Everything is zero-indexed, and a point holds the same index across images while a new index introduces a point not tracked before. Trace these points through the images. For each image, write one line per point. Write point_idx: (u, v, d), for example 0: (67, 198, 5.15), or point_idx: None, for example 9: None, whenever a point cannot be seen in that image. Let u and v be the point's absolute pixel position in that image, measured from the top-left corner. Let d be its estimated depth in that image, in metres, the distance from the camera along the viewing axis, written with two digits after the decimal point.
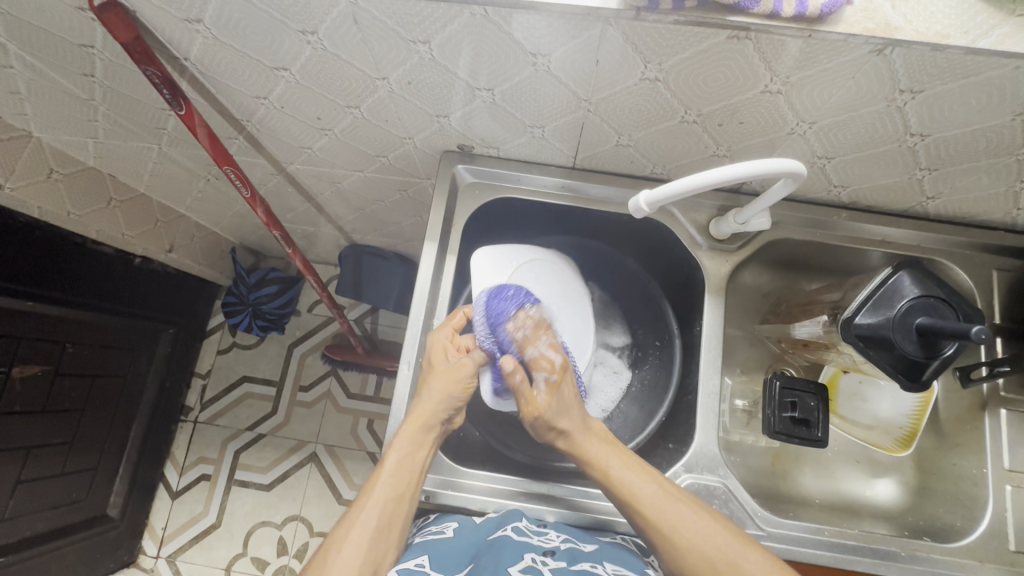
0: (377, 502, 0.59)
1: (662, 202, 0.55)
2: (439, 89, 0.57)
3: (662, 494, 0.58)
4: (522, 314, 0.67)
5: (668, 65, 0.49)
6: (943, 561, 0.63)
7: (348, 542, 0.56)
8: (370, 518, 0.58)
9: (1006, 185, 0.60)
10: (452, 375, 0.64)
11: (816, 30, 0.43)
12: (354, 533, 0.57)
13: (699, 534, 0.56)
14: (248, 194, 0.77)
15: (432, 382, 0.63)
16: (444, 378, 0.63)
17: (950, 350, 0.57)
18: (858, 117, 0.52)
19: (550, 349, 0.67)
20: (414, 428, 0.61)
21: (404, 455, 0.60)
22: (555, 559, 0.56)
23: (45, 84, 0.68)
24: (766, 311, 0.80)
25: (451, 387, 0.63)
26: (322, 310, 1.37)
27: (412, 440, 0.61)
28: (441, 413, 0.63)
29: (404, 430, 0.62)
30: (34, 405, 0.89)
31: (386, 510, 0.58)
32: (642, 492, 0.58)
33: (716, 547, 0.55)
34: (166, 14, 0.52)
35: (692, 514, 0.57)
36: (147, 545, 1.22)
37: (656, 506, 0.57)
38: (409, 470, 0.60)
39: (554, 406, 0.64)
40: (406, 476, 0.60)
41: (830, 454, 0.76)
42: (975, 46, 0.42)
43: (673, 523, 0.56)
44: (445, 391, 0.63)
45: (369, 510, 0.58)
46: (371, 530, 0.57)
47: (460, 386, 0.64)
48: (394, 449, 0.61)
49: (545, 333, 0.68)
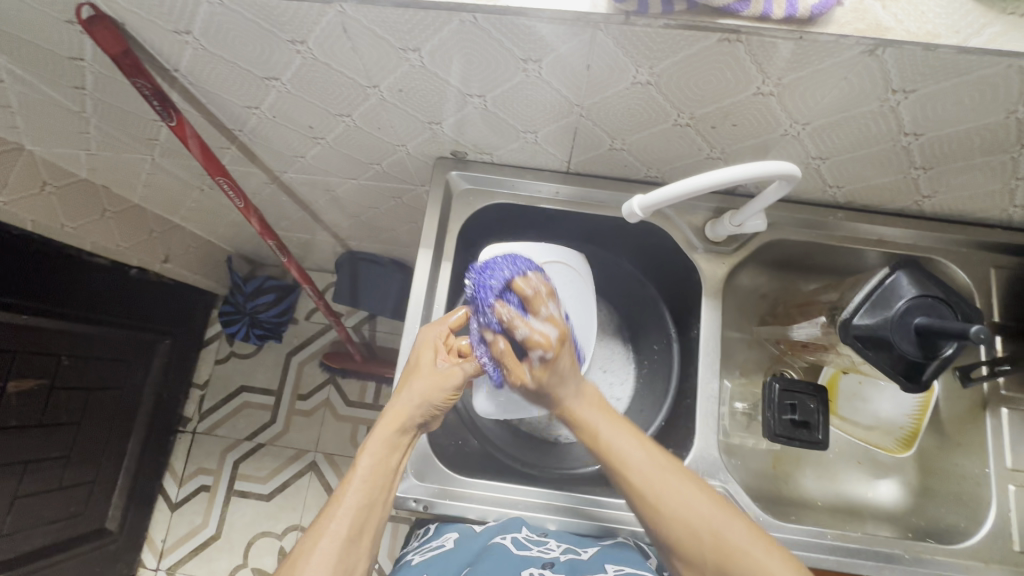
0: (348, 508, 0.56)
1: (655, 206, 0.55)
2: (430, 96, 0.57)
3: (650, 461, 0.57)
4: (519, 283, 0.59)
5: (659, 69, 0.49)
6: (948, 563, 0.63)
7: (317, 552, 0.53)
8: (341, 527, 0.54)
9: (1002, 183, 0.59)
10: (438, 376, 0.61)
11: (807, 32, 0.42)
12: (324, 542, 0.53)
13: (684, 504, 0.54)
14: (241, 204, 0.76)
15: (414, 384, 0.61)
16: (429, 379, 0.61)
17: (950, 349, 0.56)
18: (851, 117, 0.52)
19: (545, 321, 0.59)
20: (391, 429, 0.60)
21: (377, 459, 0.59)
22: (554, 572, 0.55)
23: (37, 98, 0.68)
24: (764, 313, 0.80)
25: (434, 390, 0.61)
26: (319, 317, 1.37)
27: (387, 443, 0.59)
28: (420, 417, 0.61)
29: (379, 432, 0.60)
30: (29, 420, 0.88)
31: (357, 517, 0.56)
32: (630, 457, 0.57)
33: (702, 516, 0.54)
34: (155, 26, 0.52)
35: (679, 485, 0.55)
36: (147, 558, 1.21)
37: (643, 473, 0.56)
38: (382, 475, 0.58)
39: (547, 382, 0.60)
40: (380, 481, 0.58)
41: (832, 456, 0.76)
42: (967, 45, 0.42)
43: (658, 492, 0.55)
44: (425, 394, 0.61)
45: (340, 518, 0.55)
46: (342, 538, 0.54)
47: (444, 393, 0.61)
48: (368, 453, 0.59)
49: (546, 301, 0.59)
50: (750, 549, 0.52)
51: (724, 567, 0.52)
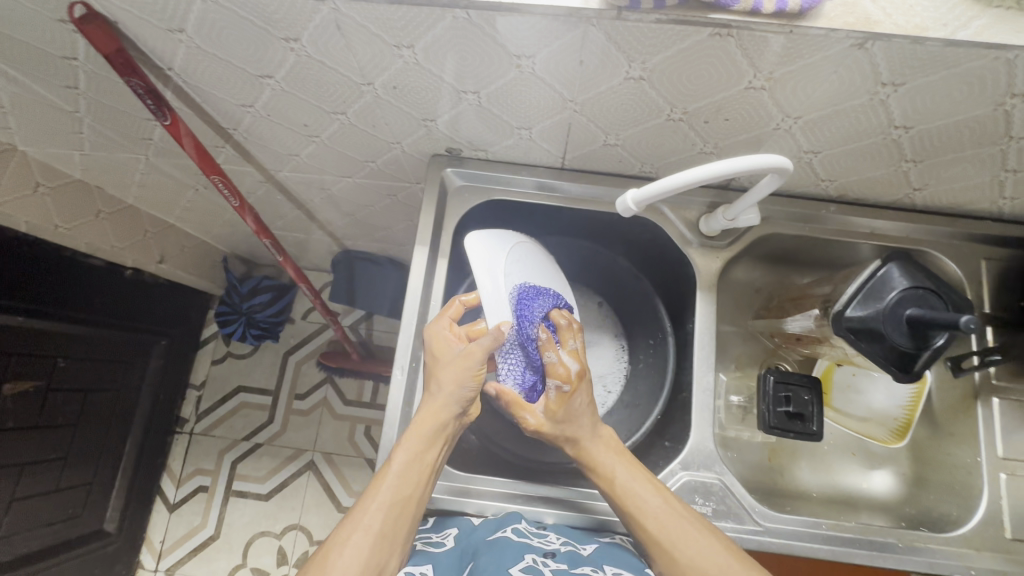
0: (382, 503, 0.55)
1: (649, 201, 0.55)
2: (424, 94, 0.57)
3: (666, 507, 0.58)
4: (555, 314, 0.67)
5: (651, 64, 0.49)
6: (942, 551, 0.63)
7: (349, 546, 0.53)
8: (373, 522, 0.54)
9: (991, 175, 0.60)
10: (461, 367, 0.61)
11: (797, 25, 0.43)
12: (356, 537, 0.53)
13: (701, 553, 0.55)
14: (237, 203, 0.76)
15: (441, 374, 0.61)
16: (454, 368, 0.61)
17: (940, 340, 0.57)
18: (842, 111, 0.53)
19: (570, 355, 0.65)
20: (427, 426, 0.60)
21: (413, 454, 0.58)
22: (555, 562, 0.55)
23: (28, 97, 0.68)
24: (758, 307, 0.81)
25: (462, 377, 0.61)
26: (315, 317, 1.37)
27: (421, 437, 0.59)
28: (452, 408, 0.60)
29: (415, 428, 0.59)
30: (26, 422, 0.88)
31: (392, 511, 0.55)
32: (646, 503, 0.58)
33: (719, 567, 0.54)
34: (148, 24, 0.52)
35: (697, 535, 0.56)
36: (145, 560, 1.21)
37: (658, 519, 0.57)
38: (418, 470, 0.58)
39: (561, 416, 0.63)
40: (414, 476, 0.58)
41: (827, 447, 0.76)
42: (955, 37, 0.43)
43: (673, 538, 0.56)
44: (453, 381, 0.61)
45: (373, 513, 0.55)
46: (375, 533, 0.54)
47: (471, 375, 0.61)
48: (404, 448, 0.58)
49: (572, 337, 0.67)
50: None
51: None
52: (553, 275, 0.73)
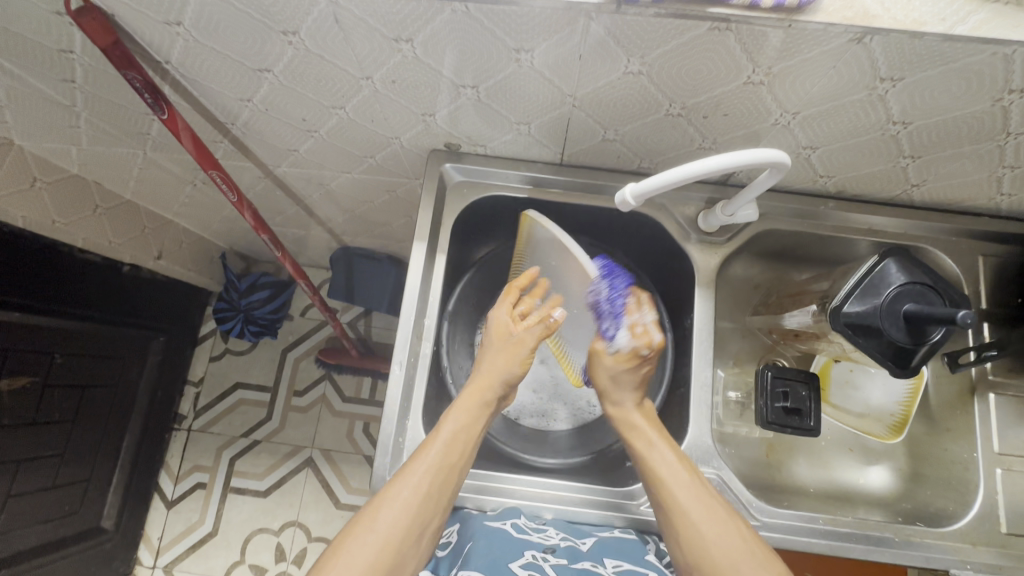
0: (430, 466, 0.58)
1: (648, 195, 0.54)
2: (423, 89, 0.57)
3: (695, 483, 0.59)
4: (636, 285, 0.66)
5: (651, 58, 0.49)
6: (937, 545, 0.64)
7: (398, 501, 0.56)
8: (422, 482, 0.57)
9: (989, 171, 0.60)
10: (510, 349, 0.66)
11: (796, 20, 0.43)
12: (404, 494, 0.56)
13: (724, 531, 0.56)
14: (235, 198, 0.75)
15: (494, 353, 0.67)
16: (503, 349, 0.67)
17: (938, 335, 0.57)
18: (841, 106, 0.53)
19: (653, 323, 0.65)
20: (474, 400, 0.64)
21: (460, 426, 0.61)
22: (555, 557, 0.57)
23: (26, 91, 0.67)
24: (756, 303, 0.81)
25: (511, 358, 0.66)
26: (314, 313, 1.37)
27: (468, 409, 0.63)
28: (499, 387, 0.66)
29: (464, 401, 0.64)
30: (22, 418, 0.88)
31: (438, 475, 0.58)
32: (677, 475, 0.59)
33: (740, 545, 0.56)
34: (145, 17, 0.52)
35: (722, 513, 0.58)
36: (143, 556, 1.21)
37: (688, 492, 0.58)
38: (463, 441, 0.61)
39: (625, 371, 0.65)
40: (461, 446, 0.60)
41: (824, 443, 0.77)
42: (953, 32, 0.43)
43: (700, 513, 0.57)
44: (503, 362, 0.66)
45: (422, 474, 0.57)
46: (423, 493, 0.57)
47: (520, 360, 0.66)
48: (453, 418, 0.62)
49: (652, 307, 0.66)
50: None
51: None
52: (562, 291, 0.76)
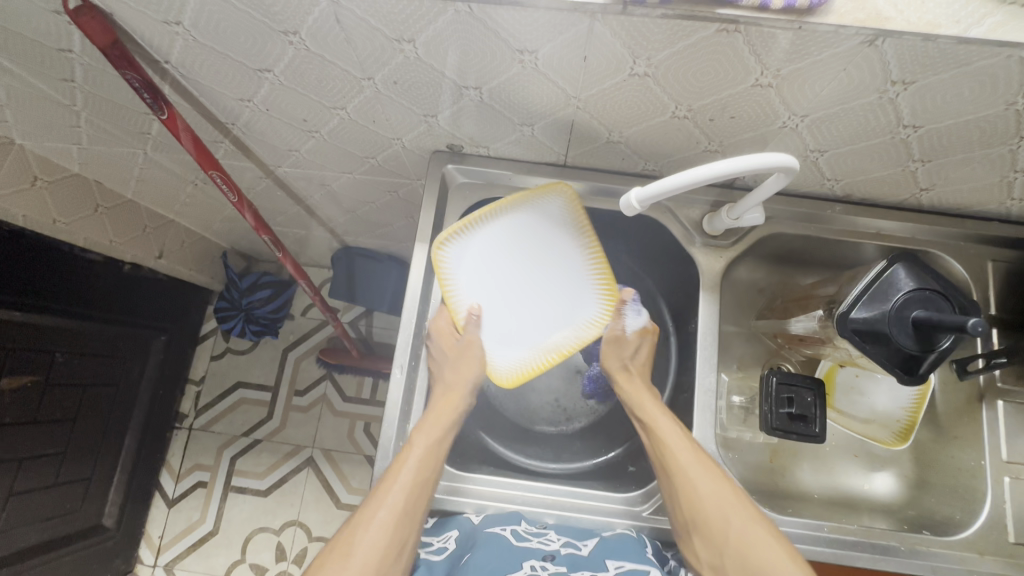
0: (404, 483, 0.58)
1: (654, 199, 0.53)
2: (426, 90, 0.57)
3: (693, 449, 0.61)
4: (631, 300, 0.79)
5: (657, 60, 0.48)
6: (944, 554, 0.63)
7: (374, 523, 0.55)
8: (397, 501, 0.57)
9: (1000, 176, 0.59)
10: (464, 357, 0.66)
11: (806, 21, 0.42)
12: (380, 515, 0.56)
13: (720, 495, 0.58)
14: (235, 198, 0.74)
15: (447, 366, 0.66)
16: (457, 360, 0.66)
17: (947, 343, 0.56)
18: (850, 109, 0.52)
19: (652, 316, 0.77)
20: (442, 414, 0.63)
21: (430, 438, 0.61)
22: (555, 565, 0.55)
23: (26, 91, 0.67)
24: (761, 307, 0.80)
25: (465, 367, 0.66)
26: (315, 313, 1.36)
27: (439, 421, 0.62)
28: (465, 397, 0.66)
29: (434, 414, 0.63)
30: (24, 417, 0.88)
31: (413, 491, 0.58)
32: (677, 441, 0.61)
33: (737, 509, 0.57)
34: (145, 17, 0.51)
35: (719, 479, 0.59)
36: (144, 555, 1.21)
37: (687, 456, 0.60)
38: (434, 455, 0.60)
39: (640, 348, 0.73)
40: (432, 461, 0.60)
41: (828, 449, 0.76)
42: (967, 35, 0.42)
43: (697, 476, 0.59)
44: (462, 371, 0.66)
45: (396, 493, 0.57)
46: (399, 511, 0.56)
47: (478, 361, 0.66)
48: (423, 432, 0.61)
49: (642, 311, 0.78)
50: (767, 539, 0.55)
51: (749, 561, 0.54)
52: (477, 286, 0.68)
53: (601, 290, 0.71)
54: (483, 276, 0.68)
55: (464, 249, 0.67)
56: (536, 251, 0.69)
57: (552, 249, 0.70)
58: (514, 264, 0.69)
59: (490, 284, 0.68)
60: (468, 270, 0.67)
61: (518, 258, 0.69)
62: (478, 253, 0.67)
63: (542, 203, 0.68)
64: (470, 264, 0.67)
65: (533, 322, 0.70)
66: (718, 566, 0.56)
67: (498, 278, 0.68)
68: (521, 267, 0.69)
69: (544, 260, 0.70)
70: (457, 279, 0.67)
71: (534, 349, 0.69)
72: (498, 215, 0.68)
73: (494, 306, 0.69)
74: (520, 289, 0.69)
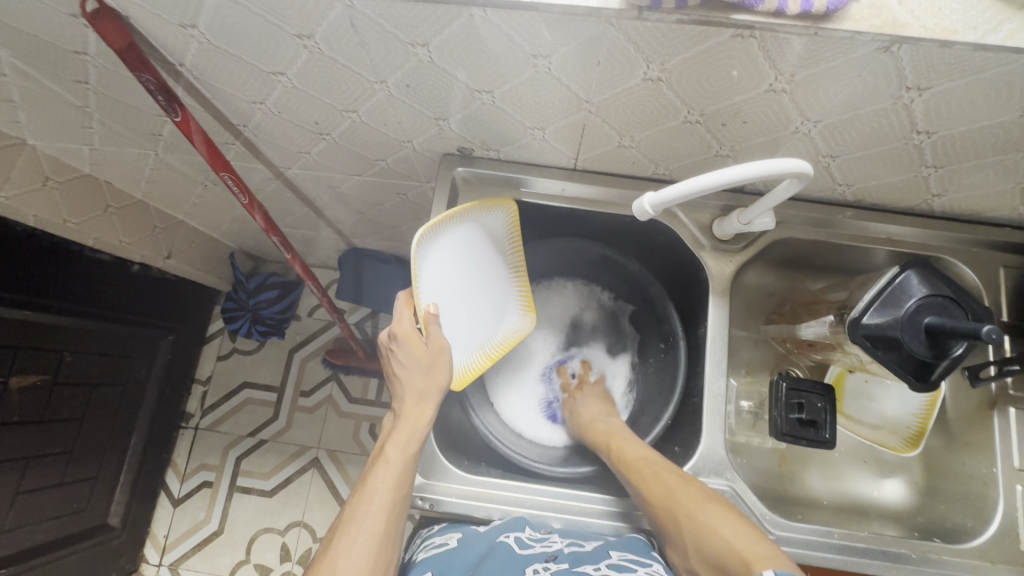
0: (382, 504, 0.57)
1: (666, 204, 0.53)
2: (438, 93, 0.57)
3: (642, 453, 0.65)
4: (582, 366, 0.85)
5: (671, 65, 0.48)
6: (955, 562, 0.62)
7: (356, 547, 0.54)
8: (378, 522, 0.56)
9: (1013, 182, 0.59)
10: (433, 367, 0.64)
11: (822, 27, 0.42)
12: (361, 539, 0.54)
13: (663, 485, 0.60)
14: (246, 200, 0.75)
15: (415, 377, 0.64)
16: (427, 367, 0.64)
17: (959, 349, 0.56)
18: (863, 115, 0.52)
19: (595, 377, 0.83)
20: (416, 426, 0.62)
21: (404, 454, 0.61)
22: (557, 564, 0.55)
23: (40, 92, 0.68)
24: (770, 311, 0.80)
25: (435, 377, 0.64)
26: (322, 314, 1.37)
27: (414, 434, 0.62)
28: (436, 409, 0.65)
29: (401, 427, 0.62)
30: (32, 416, 0.88)
31: (391, 512, 0.57)
32: (627, 449, 0.67)
33: (680, 492, 0.59)
34: (160, 20, 0.52)
35: (664, 471, 0.62)
36: (149, 554, 1.21)
37: (634, 458, 0.65)
38: (407, 469, 0.60)
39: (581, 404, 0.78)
40: (406, 475, 0.60)
41: (837, 454, 0.76)
42: (984, 42, 0.42)
43: (641, 472, 0.63)
44: (431, 382, 0.63)
45: (376, 514, 0.56)
46: (381, 532, 0.55)
47: (440, 369, 0.64)
48: (395, 446, 0.61)
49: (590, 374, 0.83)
50: (719, 517, 0.55)
51: (702, 543, 0.55)
52: (438, 287, 0.64)
53: (521, 303, 0.75)
54: (444, 273, 0.65)
55: (430, 248, 0.63)
56: (485, 258, 0.70)
57: (495, 259, 0.71)
58: (467, 270, 0.68)
59: (448, 286, 0.66)
60: (433, 267, 0.63)
61: (471, 264, 0.68)
62: (440, 254, 0.64)
63: (490, 216, 0.69)
64: (435, 263, 0.64)
65: (479, 329, 0.70)
66: (687, 556, 0.56)
67: (456, 281, 0.67)
68: (474, 272, 0.69)
69: (489, 268, 0.71)
70: (424, 274, 0.62)
71: (471, 355, 0.70)
72: (465, 217, 0.66)
73: (449, 309, 0.66)
74: (471, 295, 0.69)
